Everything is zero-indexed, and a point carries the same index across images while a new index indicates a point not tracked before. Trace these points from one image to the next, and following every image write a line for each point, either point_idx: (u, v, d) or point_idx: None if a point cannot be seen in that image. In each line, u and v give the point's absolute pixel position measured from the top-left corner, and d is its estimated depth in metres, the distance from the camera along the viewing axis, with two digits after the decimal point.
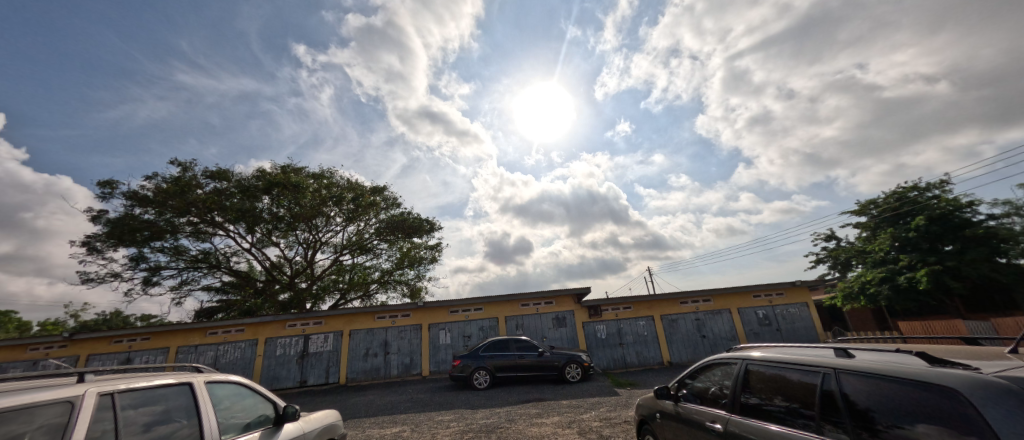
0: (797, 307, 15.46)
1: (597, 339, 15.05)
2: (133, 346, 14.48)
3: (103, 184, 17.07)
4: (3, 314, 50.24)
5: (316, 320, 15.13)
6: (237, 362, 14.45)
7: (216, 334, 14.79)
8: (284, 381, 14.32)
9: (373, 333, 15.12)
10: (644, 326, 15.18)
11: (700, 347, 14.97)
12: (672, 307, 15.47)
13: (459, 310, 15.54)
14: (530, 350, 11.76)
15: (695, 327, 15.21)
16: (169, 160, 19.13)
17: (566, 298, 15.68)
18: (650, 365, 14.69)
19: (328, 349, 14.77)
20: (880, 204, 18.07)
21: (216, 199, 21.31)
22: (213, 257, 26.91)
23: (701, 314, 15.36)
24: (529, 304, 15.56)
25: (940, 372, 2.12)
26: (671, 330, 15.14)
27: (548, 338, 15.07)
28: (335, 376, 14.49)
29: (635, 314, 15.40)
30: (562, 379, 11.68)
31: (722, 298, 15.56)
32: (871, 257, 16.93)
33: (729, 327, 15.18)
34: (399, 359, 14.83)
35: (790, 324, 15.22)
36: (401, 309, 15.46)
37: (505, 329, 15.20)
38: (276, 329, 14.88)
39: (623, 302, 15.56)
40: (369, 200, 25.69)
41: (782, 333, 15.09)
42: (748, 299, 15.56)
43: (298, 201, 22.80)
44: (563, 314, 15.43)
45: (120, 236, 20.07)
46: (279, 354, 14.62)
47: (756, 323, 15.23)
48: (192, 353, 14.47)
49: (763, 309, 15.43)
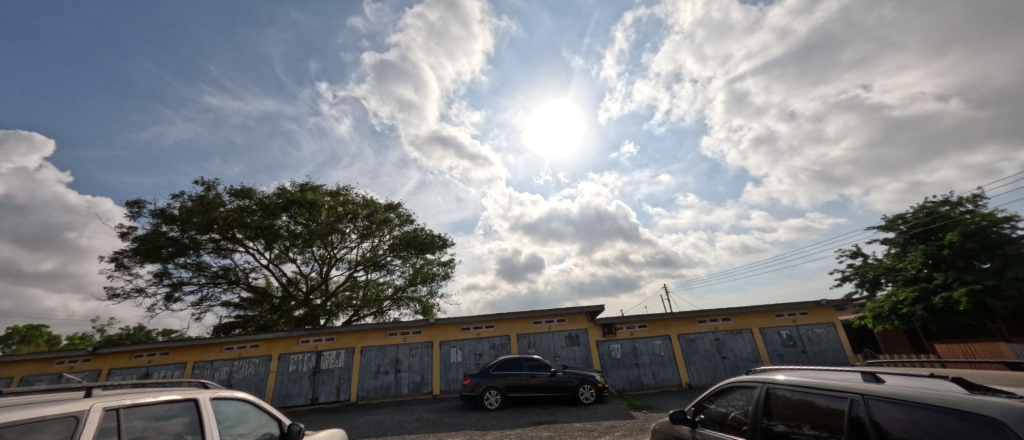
0: (823, 328, 14.73)
1: (611, 358, 14.63)
2: (153, 360, 14.75)
3: (132, 203, 17.77)
4: (37, 328, 53.13)
5: (328, 337, 15.18)
6: (251, 377, 14.53)
7: (232, 350, 14.92)
8: (296, 399, 14.31)
9: (384, 350, 15.08)
10: (660, 345, 14.71)
11: (720, 369, 14.34)
12: (689, 326, 14.97)
13: (470, 327, 15.41)
14: (541, 369, 11.48)
15: (714, 347, 14.62)
16: (194, 180, 19.92)
17: (579, 315, 15.39)
18: (668, 387, 14.13)
19: (340, 366, 14.76)
20: (908, 219, 17.37)
21: (238, 217, 22.05)
22: (233, 273, 27.70)
23: (720, 334, 14.80)
24: (541, 322, 15.32)
25: (980, 400, 1.96)
26: (690, 351, 14.59)
27: (560, 357, 14.73)
28: (346, 393, 14.41)
29: (651, 333, 14.97)
30: (575, 400, 11.30)
31: (743, 317, 14.99)
32: (902, 275, 16.13)
33: (751, 348, 14.53)
34: (410, 377, 14.69)
35: (817, 346, 14.49)
36: (413, 326, 15.42)
37: (516, 347, 14.94)
38: (289, 345, 14.99)
39: (638, 320, 15.21)
40: (384, 217, 26.10)
41: (808, 355, 14.38)
42: (771, 318, 14.91)
43: (315, 218, 23.35)
44: (575, 332, 15.10)
45: (145, 253, 20.79)
46: (291, 371, 14.66)
47: (780, 344, 14.55)
48: (209, 368, 14.63)
49: (787, 329, 14.75)
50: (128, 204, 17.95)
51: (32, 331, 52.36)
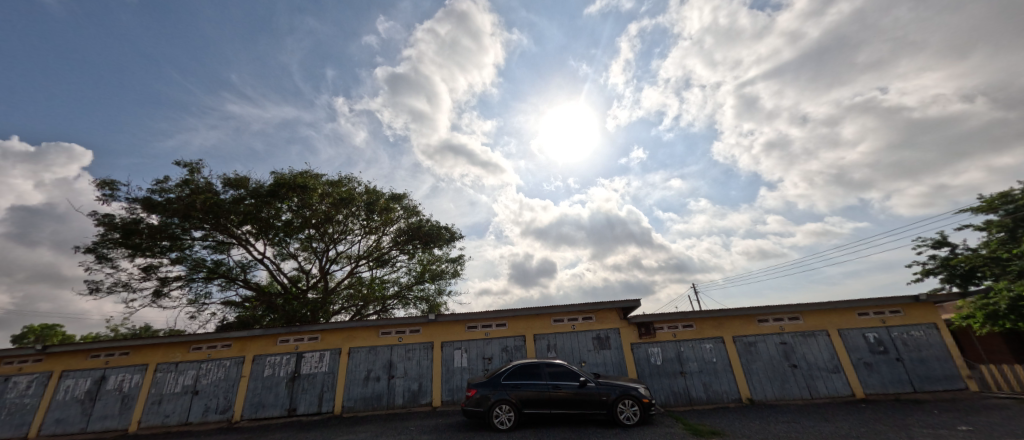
0: (921, 330, 11.65)
1: (650, 365, 11.88)
2: (110, 362, 12.68)
3: (102, 184, 15.84)
4: (51, 328, 53.13)
5: (311, 336, 12.89)
6: (219, 383, 12.31)
7: (200, 350, 12.75)
8: (270, 409, 12.01)
9: (376, 352, 12.67)
10: (712, 350, 11.89)
11: (790, 381, 11.38)
12: (748, 326, 12.10)
13: (478, 326, 12.88)
14: (567, 379, 8.86)
15: (781, 353, 11.69)
16: (175, 161, 17.84)
17: (609, 313, 12.69)
18: (724, 402, 11.26)
19: (323, 371, 12.42)
20: (1016, 198, 14.18)
21: (215, 198, 19.57)
22: (228, 270, 25.92)
23: (788, 337, 11.86)
24: (563, 321, 12.69)
25: None
26: (749, 357, 11.72)
27: (587, 363, 12.05)
28: (329, 404, 12.04)
29: (700, 334, 12.15)
30: (612, 421, 8.62)
31: (815, 316, 12.03)
32: (1016, 265, 12.92)
33: (829, 355, 11.55)
34: (405, 385, 12.23)
35: (916, 354, 11.39)
36: (410, 324, 13.00)
37: (533, 350, 12.35)
38: (266, 345, 12.75)
39: (682, 319, 12.39)
40: (385, 205, 23.95)
41: (903, 365, 11.31)
42: (853, 318, 11.92)
43: (308, 204, 21.21)
44: (605, 333, 12.41)
45: (126, 241, 18.83)
46: (266, 375, 12.40)
47: (867, 351, 11.50)
48: (172, 372, 12.46)
49: (874, 332, 11.71)
50: (98, 185, 16.00)
51: (48, 329, 53.01)
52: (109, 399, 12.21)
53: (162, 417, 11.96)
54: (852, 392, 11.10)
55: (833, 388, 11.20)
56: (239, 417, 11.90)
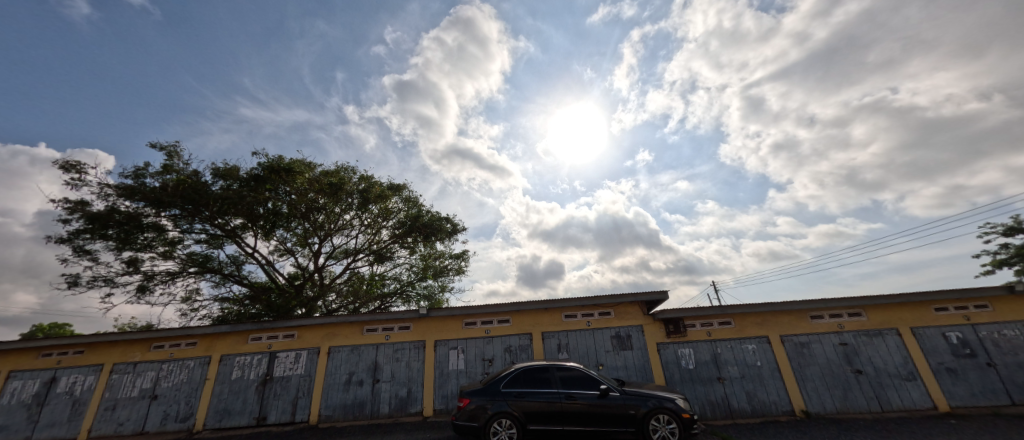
0: (1016, 329, 9.49)
1: (680, 370, 9.97)
2: (62, 361, 11.22)
3: (67, 166, 14.47)
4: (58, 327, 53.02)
5: (287, 333, 11.25)
6: (181, 386, 10.75)
7: (162, 349, 11.21)
8: (236, 418, 10.39)
9: (359, 352, 10.98)
10: (755, 352, 9.92)
11: (854, 390, 9.36)
12: (799, 324, 10.12)
13: (477, 323, 11.12)
14: (584, 388, 7.03)
15: (841, 355, 9.68)
16: (151, 144, 16.29)
17: (629, 307, 10.81)
18: (773, 415, 9.30)
19: (299, 373, 10.78)
20: None
21: (195, 184, 18.14)
22: (218, 265, 24.55)
23: (848, 337, 9.84)
24: (576, 316, 10.85)
25: None
26: (801, 360, 9.74)
27: (605, 366, 10.18)
28: (304, 412, 10.37)
29: (739, 333, 10.18)
30: None
31: (880, 311, 10.00)
32: None
33: (902, 359, 9.49)
34: (393, 390, 10.51)
35: (1013, 358, 9.24)
36: (399, 320, 11.28)
37: (541, 351, 10.54)
38: (235, 343, 11.17)
39: (718, 315, 10.44)
40: (380, 192, 22.31)
41: (998, 371, 9.18)
42: (927, 314, 9.86)
43: (294, 189, 19.69)
44: (625, 331, 10.53)
45: (100, 232, 17.44)
46: (234, 378, 10.81)
47: (948, 354, 9.43)
48: (129, 373, 10.95)
49: (955, 330, 9.64)
50: (64, 167, 14.60)
51: (54, 328, 52.55)
52: (58, 404, 10.74)
53: (114, 426, 10.43)
54: (935, 405, 9.03)
55: (909, 400, 9.14)
56: (201, 427, 10.32)
